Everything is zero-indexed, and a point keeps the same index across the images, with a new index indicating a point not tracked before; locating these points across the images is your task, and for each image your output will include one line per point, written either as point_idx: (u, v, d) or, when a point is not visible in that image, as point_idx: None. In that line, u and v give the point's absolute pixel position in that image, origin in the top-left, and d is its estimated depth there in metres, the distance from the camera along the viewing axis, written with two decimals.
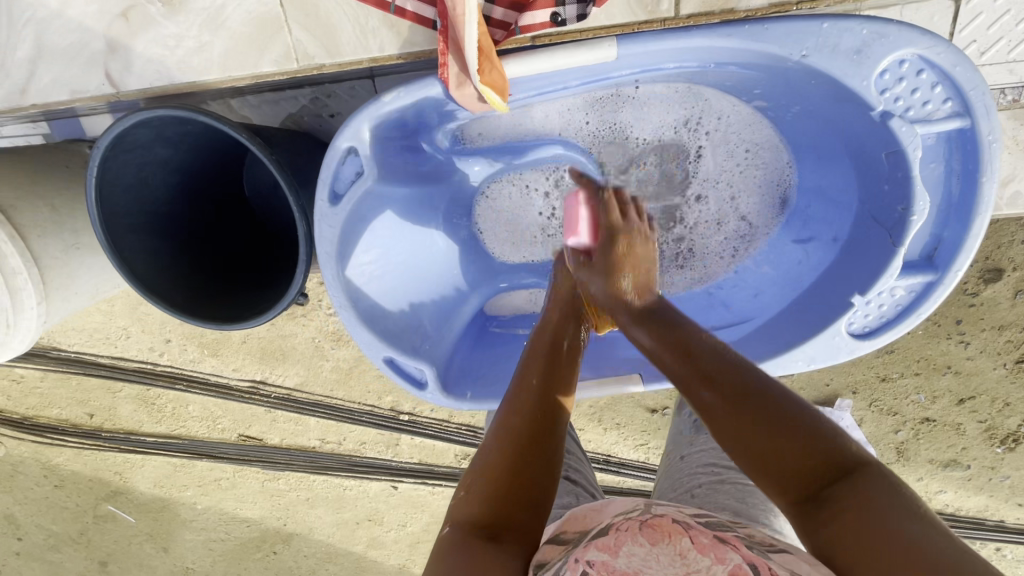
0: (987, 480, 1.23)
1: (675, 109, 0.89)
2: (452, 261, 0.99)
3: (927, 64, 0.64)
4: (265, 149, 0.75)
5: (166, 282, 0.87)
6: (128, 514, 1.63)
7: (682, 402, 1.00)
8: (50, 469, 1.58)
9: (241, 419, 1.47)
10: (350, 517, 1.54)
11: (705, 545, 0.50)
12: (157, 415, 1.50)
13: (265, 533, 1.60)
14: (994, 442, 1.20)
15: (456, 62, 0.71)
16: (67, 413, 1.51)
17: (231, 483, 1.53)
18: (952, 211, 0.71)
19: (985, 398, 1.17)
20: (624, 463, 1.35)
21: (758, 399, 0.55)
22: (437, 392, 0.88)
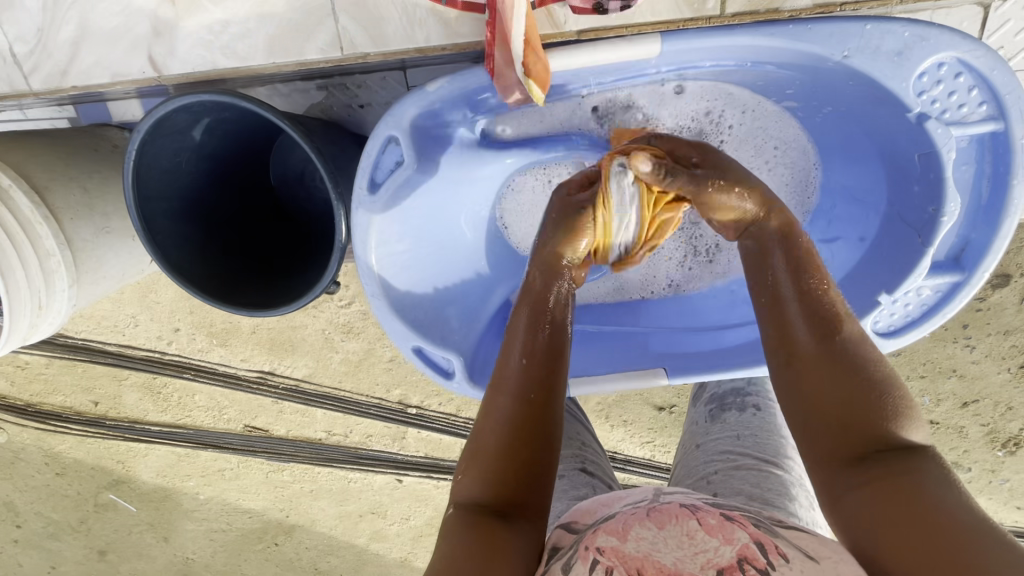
0: (987, 483, 1.27)
1: (699, 103, 0.87)
2: (479, 251, 0.99)
3: (966, 67, 0.65)
4: (306, 136, 0.76)
5: (198, 267, 0.88)
6: (129, 503, 1.64)
7: (697, 393, 0.97)
8: (52, 458, 1.58)
9: (247, 410, 1.48)
10: (354, 509, 1.56)
11: (713, 526, 0.53)
12: (162, 404, 1.49)
13: (267, 524, 1.61)
14: (995, 445, 1.23)
15: (502, 54, 0.71)
16: (72, 401, 1.51)
17: (235, 473, 1.54)
18: (980, 213, 0.73)
19: (987, 401, 1.19)
20: (630, 460, 1.37)
21: (848, 374, 0.56)
22: (464, 382, 0.91)
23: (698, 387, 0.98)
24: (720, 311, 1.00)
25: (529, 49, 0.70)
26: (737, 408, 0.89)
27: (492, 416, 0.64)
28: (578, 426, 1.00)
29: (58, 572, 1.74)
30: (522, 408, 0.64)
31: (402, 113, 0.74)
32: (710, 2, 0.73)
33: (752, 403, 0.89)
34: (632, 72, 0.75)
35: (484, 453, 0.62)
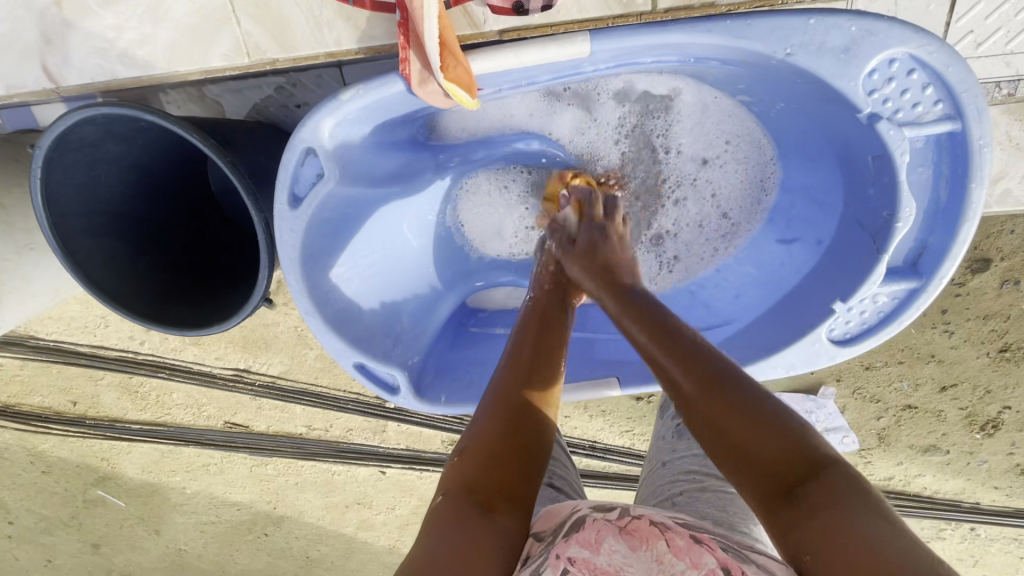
0: (965, 464, 1.22)
1: (652, 98, 0.84)
2: (427, 259, 0.96)
3: (918, 63, 0.60)
4: (220, 151, 0.71)
5: (128, 286, 0.84)
6: (118, 498, 1.58)
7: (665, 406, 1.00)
8: (37, 456, 1.52)
9: (227, 406, 1.41)
10: (340, 500, 1.50)
11: (681, 548, 0.54)
12: (141, 402, 1.43)
13: (255, 516, 1.56)
14: (974, 428, 1.19)
15: (418, 58, 0.66)
16: (49, 401, 1.44)
17: (220, 468, 1.48)
18: (938, 217, 0.69)
19: (966, 385, 1.16)
20: (610, 449, 1.33)
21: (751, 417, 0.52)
22: (409, 397, 0.86)
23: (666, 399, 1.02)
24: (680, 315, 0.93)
25: (446, 53, 0.64)
26: None
27: (490, 413, 0.66)
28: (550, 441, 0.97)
29: (55, 565, 1.68)
30: (518, 417, 0.66)
31: (317, 124, 0.69)
32: None
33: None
34: (565, 70, 0.69)
35: (475, 448, 0.62)
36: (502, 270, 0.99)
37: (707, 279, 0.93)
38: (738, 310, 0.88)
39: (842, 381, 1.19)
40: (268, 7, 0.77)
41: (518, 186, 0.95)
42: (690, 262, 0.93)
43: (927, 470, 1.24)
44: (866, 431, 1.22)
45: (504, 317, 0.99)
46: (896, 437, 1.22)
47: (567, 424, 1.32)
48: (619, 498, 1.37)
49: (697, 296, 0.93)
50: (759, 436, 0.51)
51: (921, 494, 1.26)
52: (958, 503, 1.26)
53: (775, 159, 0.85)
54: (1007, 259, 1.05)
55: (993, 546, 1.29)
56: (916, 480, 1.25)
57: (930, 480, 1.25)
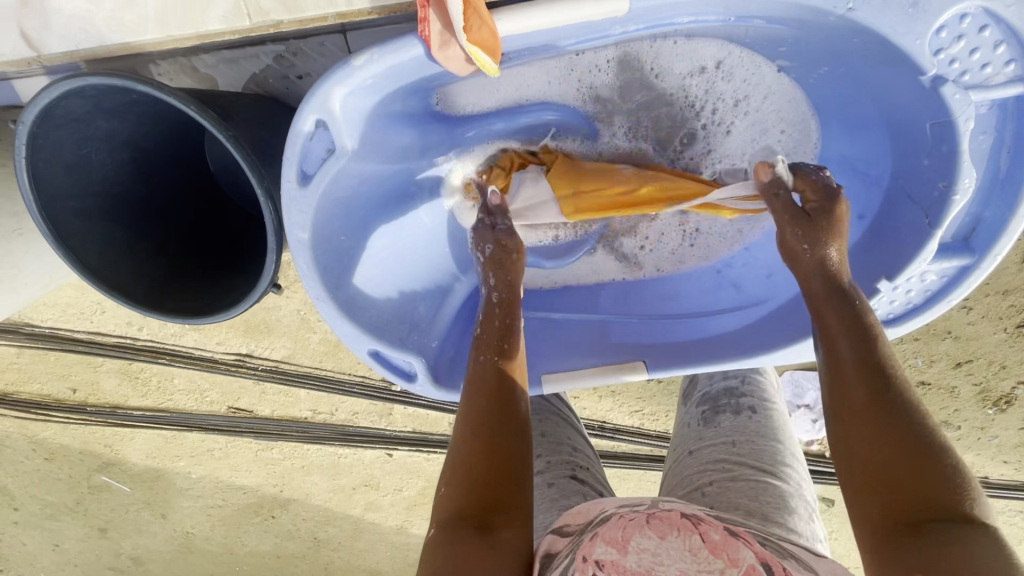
0: (975, 440, 1.21)
1: (686, 62, 0.76)
2: (443, 243, 0.88)
3: (993, 18, 0.54)
4: (220, 124, 0.65)
5: (127, 273, 0.79)
6: (123, 484, 1.55)
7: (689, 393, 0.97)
8: (38, 443, 1.48)
9: (230, 391, 1.37)
10: (347, 482, 1.48)
11: (717, 543, 0.53)
12: (142, 389, 1.38)
13: (262, 499, 1.54)
14: (987, 404, 1.17)
15: (439, 16, 0.58)
16: (49, 389, 1.40)
17: (225, 453, 1.45)
18: (996, 188, 0.64)
19: (981, 361, 1.13)
20: (620, 429, 1.30)
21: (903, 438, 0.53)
22: (427, 384, 0.84)
23: (688, 386, 0.99)
24: (707, 293, 0.91)
25: (469, 11, 0.57)
26: (732, 411, 0.91)
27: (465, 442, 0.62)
28: (569, 430, 0.94)
29: (62, 550, 1.67)
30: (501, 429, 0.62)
31: (326, 94, 0.63)
32: None
33: (746, 407, 0.91)
34: (594, 32, 0.65)
35: (461, 474, 0.60)
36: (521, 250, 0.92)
37: (733, 257, 0.90)
38: (771, 290, 0.87)
39: None
40: None
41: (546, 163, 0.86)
42: (710, 240, 0.90)
43: None
44: None
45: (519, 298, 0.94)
46: None
47: (577, 404, 1.29)
48: (629, 477, 1.35)
49: (725, 276, 0.91)
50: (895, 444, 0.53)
51: None
52: None
53: (813, 135, 0.78)
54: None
55: (998, 519, 1.28)
56: None
57: None
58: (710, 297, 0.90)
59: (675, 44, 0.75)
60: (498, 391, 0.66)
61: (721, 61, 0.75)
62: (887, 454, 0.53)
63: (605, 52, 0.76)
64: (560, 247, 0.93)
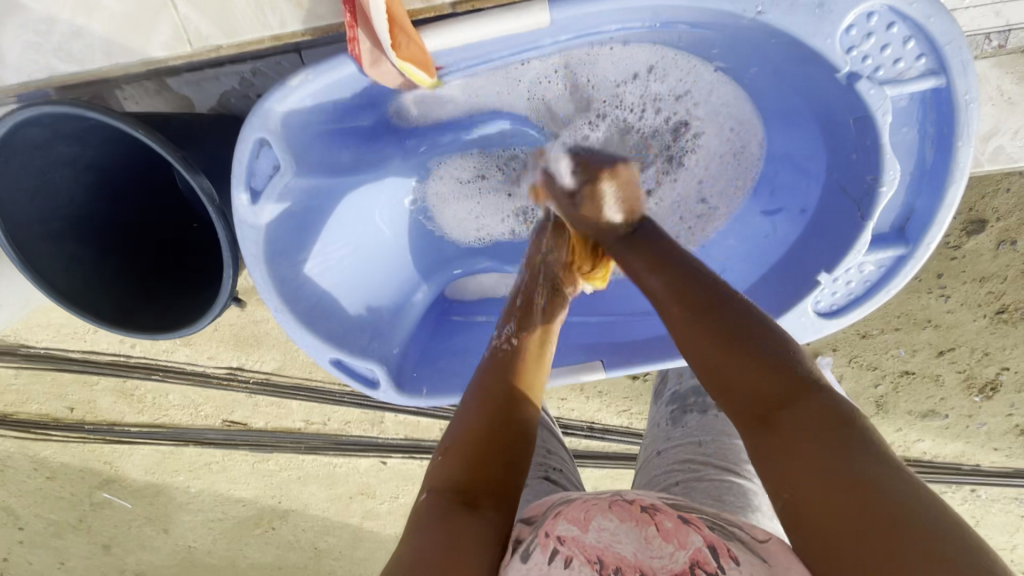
0: (964, 428, 1.21)
1: (629, 66, 0.78)
2: (403, 249, 0.93)
3: (898, 16, 0.56)
4: (170, 146, 0.68)
5: (94, 291, 0.82)
6: (123, 500, 1.57)
7: (657, 394, 1.00)
8: (39, 463, 1.51)
9: (223, 404, 1.39)
10: (343, 491, 1.50)
11: (669, 530, 0.52)
12: (137, 405, 1.41)
13: (261, 511, 1.55)
14: (973, 391, 1.17)
15: (367, 35, 0.59)
16: (46, 408, 1.42)
17: (222, 466, 1.47)
18: (925, 178, 0.65)
19: (964, 349, 1.12)
20: (609, 429, 1.31)
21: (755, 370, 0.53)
22: (390, 391, 0.84)
23: (658, 387, 1.02)
24: None
25: (396, 29, 0.59)
26: (699, 410, 0.93)
27: (465, 420, 0.63)
28: (545, 434, 0.96)
29: (69, 567, 1.69)
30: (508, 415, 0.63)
31: (267, 112, 0.65)
32: None
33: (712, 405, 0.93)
34: (525, 45, 0.67)
35: (458, 447, 0.60)
36: (483, 254, 0.97)
37: (690, 255, 0.90)
38: (723, 286, 0.85)
39: (839, 350, 1.16)
40: None
41: (487, 166, 0.91)
42: (666, 240, 0.91)
43: (926, 435, 1.22)
44: (864, 399, 1.20)
45: (485, 304, 0.97)
46: (895, 404, 1.20)
47: (565, 406, 1.30)
48: (621, 477, 1.36)
49: None
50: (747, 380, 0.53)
51: (920, 459, 1.25)
52: (959, 466, 1.25)
53: (745, 137, 0.82)
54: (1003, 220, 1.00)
55: (994, 507, 1.28)
56: (915, 445, 1.24)
57: (929, 445, 1.23)
58: None
59: (608, 49, 0.75)
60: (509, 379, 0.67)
61: (654, 65, 0.78)
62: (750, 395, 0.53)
63: (546, 61, 0.77)
64: (517, 248, 0.96)
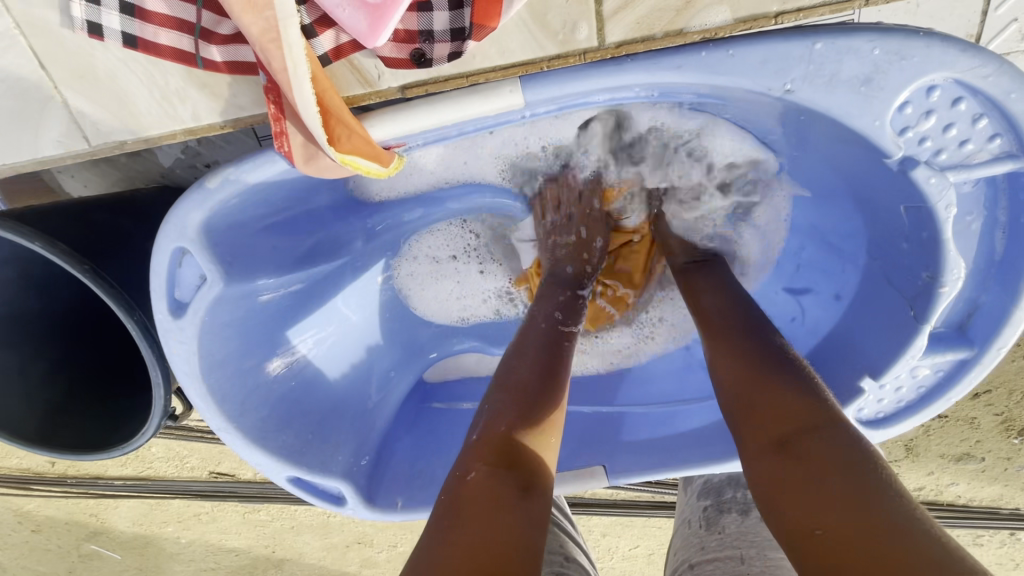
0: (1001, 471, 1.06)
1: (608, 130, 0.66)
2: (374, 336, 0.81)
3: (967, 90, 0.44)
4: (75, 258, 0.56)
5: (19, 404, 0.71)
6: (113, 551, 1.45)
7: (689, 484, 0.89)
8: (23, 516, 1.38)
9: (209, 456, 1.25)
10: (339, 540, 1.37)
11: None
12: (120, 459, 1.28)
13: (255, 560, 1.43)
14: (1010, 433, 1.01)
15: (298, 131, 0.48)
16: (29, 463, 1.29)
17: (211, 517, 1.35)
18: (994, 274, 0.53)
19: (999, 390, 0.97)
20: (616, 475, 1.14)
21: (763, 367, 0.48)
22: (359, 508, 0.73)
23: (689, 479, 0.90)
24: (675, 380, 0.80)
25: (332, 121, 0.47)
26: (738, 511, 0.80)
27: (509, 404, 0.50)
28: (569, 541, 0.80)
29: None
30: (542, 387, 0.52)
31: (183, 219, 0.55)
32: (582, 31, 0.47)
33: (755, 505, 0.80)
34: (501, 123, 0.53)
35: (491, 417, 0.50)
36: (465, 333, 0.85)
37: None
38: None
39: None
40: (94, 73, 0.51)
41: (455, 241, 0.81)
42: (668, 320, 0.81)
43: (959, 478, 1.08)
44: (891, 444, 1.06)
45: (472, 389, 0.85)
46: (926, 448, 1.06)
47: None
48: (632, 524, 1.21)
49: (694, 354, 0.81)
50: (768, 387, 0.46)
51: (954, 502, 1.11)
52: (995, 510, 1.11)
53: (746, 200, 0.70)
54: None
55: None
56: (947, 488, 1.10)
57: (964, 488, 1.08)
58: (677, 383, 0.80)
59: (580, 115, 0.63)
60: (547, 343, 0.57)
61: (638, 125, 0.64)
62: (764, 395, 0.46)
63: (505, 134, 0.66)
64: (506, 330, 0.85)
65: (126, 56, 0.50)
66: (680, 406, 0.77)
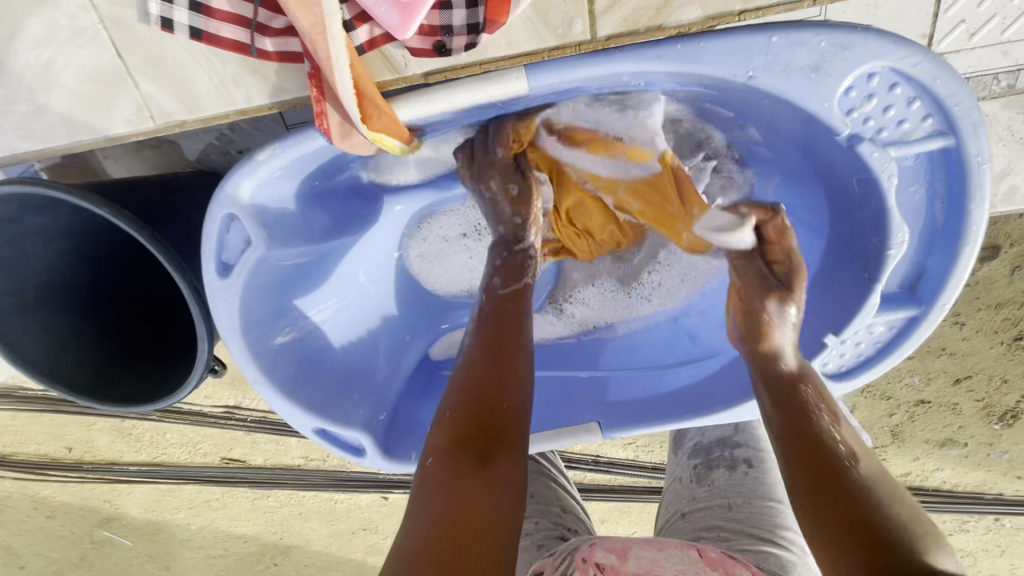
0: (985, 456, 1.14)
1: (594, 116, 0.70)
2: (390, 308, 0.89)
3: (901, 76, 0.52)
4: (135, 223, 0.64)
5: (70, 362, 0.80)
6: (124, 537, 1.52)
7: (680, 442, 0.95)
8: (38, 502, 1.46)
9: (221, 442, 1.33)
10: (346, 527, 1.45)
11: (713, 558, 0.58)
12: (136, 444, 1.35)
13: (263, 546, 1.50)
14: (992, 418, 1.10)
15: (336, 110, 0.57)
16: (45, 448, 1.38)
17: (222, 502, 1.42)
18: (936, 239, 0.61)
19: (982, 377, 1.06)
20: (614, 463, 1.23)
21: (855, 484, 0.54)
22: (377, 458, 0.81)
23: (679, 435, 0.95)
24: (665, 347, 0.88)
25: (365, 101, 0.56)
26: (726, 466, 0.86)
27: (461, 382, 0.60)
28: (565, 495, 0.88)
29: None
30: (495, 372, 0.60)
31: (233, 189, 0.63)
32: (577, 26, 0.58)
33: (741, 461, 0.86)
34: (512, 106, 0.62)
35: (455, 406, 0.58)
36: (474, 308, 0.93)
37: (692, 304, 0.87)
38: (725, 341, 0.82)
39: None
40: (164, 63, 0.63)
41: (468, 221, 0.88)
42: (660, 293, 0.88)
43: (946, 464, 1.16)
44: (878, 429, 1.13)
45: None
46: (911, 433, 1.13)
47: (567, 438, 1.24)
48: (630, 510, 1.29)
49: (682, 325, 0.88)
50: (860, 499, 0.53)
51: (941, 488, 1.18)
52: (981, 495, 1.18)
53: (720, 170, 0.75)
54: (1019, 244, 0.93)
55: (1015, 533, 1.21)
56: (934, 474, 1.17)
57: (949, 474, 1.17)
58: (667, 349, 0.87)
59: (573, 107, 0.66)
60: (502, 331, 0.64)
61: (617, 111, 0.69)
62: (856, 508, 0.52)
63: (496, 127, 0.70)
64: None
65: (193, 48, 0.62)
66: (668, 370, 0.85)
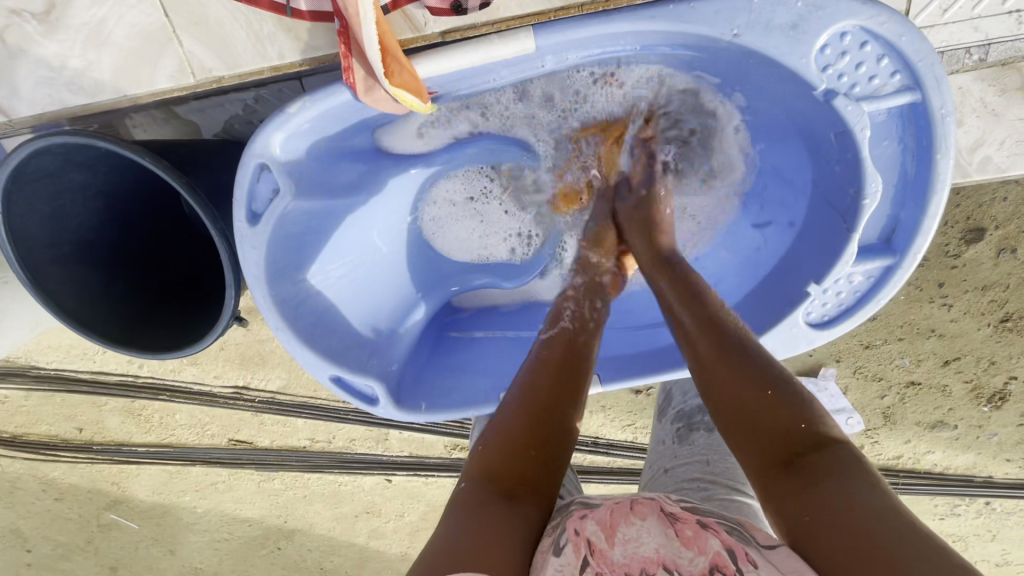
0: (975, 438, 1.13)
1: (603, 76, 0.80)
2: (399, 268, 0.95)
3: (870, 35, 0.59)
4: (174, 172, 0.70)
5: (100, 312, 0.85)
6: (130, 521, 1.48)
7: (664, 410, 0.96)
8: (46, 483, 1.43)
9: (229, 423, 1.34)
10: (349, 510, 1.43)
11: (690, 538, 0.50)
12: (144, 426, 1.36)
13: (267, 530, 1.47)
14: (981, 400, 1.10)
15: (362, 66, 0.63)
16: (55, 429, 1.36)
17: (228, 485, 1.41)
18: (908, 191, 0.67)
19: (970, 358, 1.06)
20: (613, 444, 1.26)
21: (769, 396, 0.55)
22: (389, 407, 0.85)
23: (663, 402, 0.97)
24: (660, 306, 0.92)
25: (389, 59, 0.61)
26: (704, 428, 0.89)
27: (516, 409, 0.63)
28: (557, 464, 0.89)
29: None
30: (547, 418, 0.61)
31: (267, 139, 0.69)
32: None
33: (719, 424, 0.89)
34: (522, 65, 0.67)
35: (499, 437, 0.60)
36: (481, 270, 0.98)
37: None
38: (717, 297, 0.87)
39: (842, 362, 1.10)
40: (207, 23, 0.75)
41: (472, 185, 0.95)
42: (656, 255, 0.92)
43: (936, 447, 1.15)
44: (870, 410, 1.13)
45: (482, 320, 0.97)
46: (902, 415, 1.13)
47: None
48: None
49: None
50: (773, 409, 0.54)
51: (931, 471, 1.17)
52: (970, 479, 1.17)
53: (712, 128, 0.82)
54: (1003, 227, 0.95)
55: (1010, 521, 1.20)
56: (925, 457, 1.16)
57: (940, 456, 1.15)
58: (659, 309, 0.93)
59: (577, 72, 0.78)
60: (556, 382, 0.65)
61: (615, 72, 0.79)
62: (768, 418, 0.54)
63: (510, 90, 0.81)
64: (517, 267, 0.98)
65: (235, 11, 0.74)
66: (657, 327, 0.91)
